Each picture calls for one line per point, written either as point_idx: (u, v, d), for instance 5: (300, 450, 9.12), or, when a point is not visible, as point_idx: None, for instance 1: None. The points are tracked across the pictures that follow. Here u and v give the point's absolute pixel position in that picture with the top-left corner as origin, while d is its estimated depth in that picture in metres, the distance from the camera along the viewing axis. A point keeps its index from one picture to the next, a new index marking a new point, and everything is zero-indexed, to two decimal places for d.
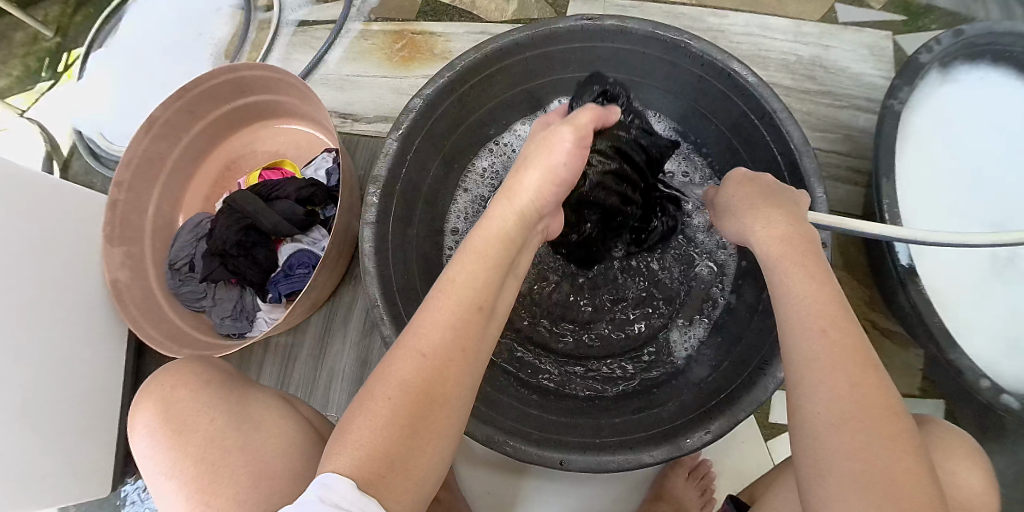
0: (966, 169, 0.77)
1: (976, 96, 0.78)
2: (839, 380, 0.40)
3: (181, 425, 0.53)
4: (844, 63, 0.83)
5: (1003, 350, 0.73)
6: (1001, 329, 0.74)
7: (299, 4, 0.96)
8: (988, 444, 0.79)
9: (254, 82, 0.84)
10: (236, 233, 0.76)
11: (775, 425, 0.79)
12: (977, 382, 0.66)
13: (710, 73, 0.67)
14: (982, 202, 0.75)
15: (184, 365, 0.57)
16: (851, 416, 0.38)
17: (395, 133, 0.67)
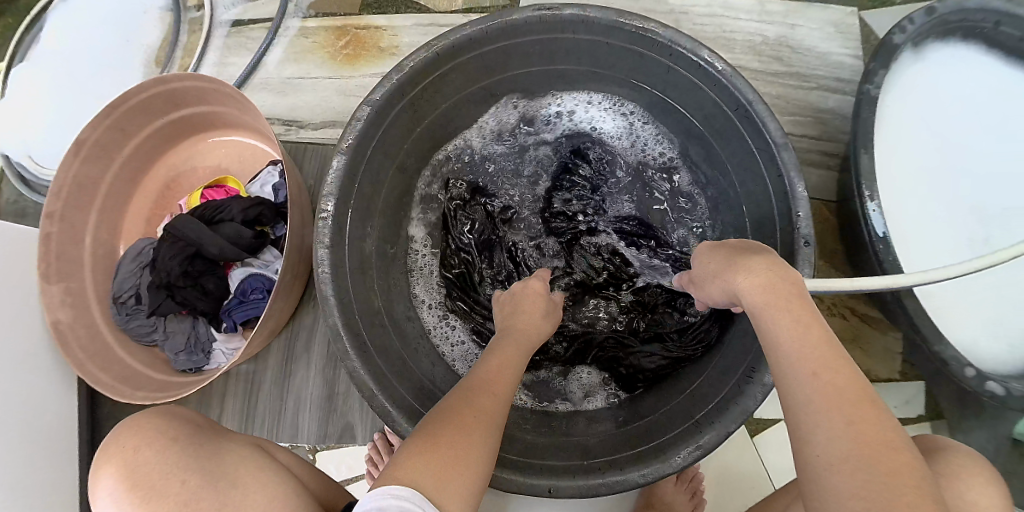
0: (945, 148, 0.74)
1: (948, 73, 0.76)
2: (833, 419, 0.38)
3: (148, 485, 0.44)
4: (812, 42, 0.80)
5: (984, 332, 0.72)
6: (982, 311, 0.73)
7: (232, 3, 0.89)
8: (967, 422, 0.79)
9: (186, 93, 0.77)
10: (180, 263, 0.71)
11: (759, 419, 0.77)
12: (961, 371, 0.65)
13: (681, 63, 0.61)
14: (955, 184, 0.73)
15: (143, 420, 0.48)
16: (849, 455, 0.36)
17: (341, 147, 0.59)
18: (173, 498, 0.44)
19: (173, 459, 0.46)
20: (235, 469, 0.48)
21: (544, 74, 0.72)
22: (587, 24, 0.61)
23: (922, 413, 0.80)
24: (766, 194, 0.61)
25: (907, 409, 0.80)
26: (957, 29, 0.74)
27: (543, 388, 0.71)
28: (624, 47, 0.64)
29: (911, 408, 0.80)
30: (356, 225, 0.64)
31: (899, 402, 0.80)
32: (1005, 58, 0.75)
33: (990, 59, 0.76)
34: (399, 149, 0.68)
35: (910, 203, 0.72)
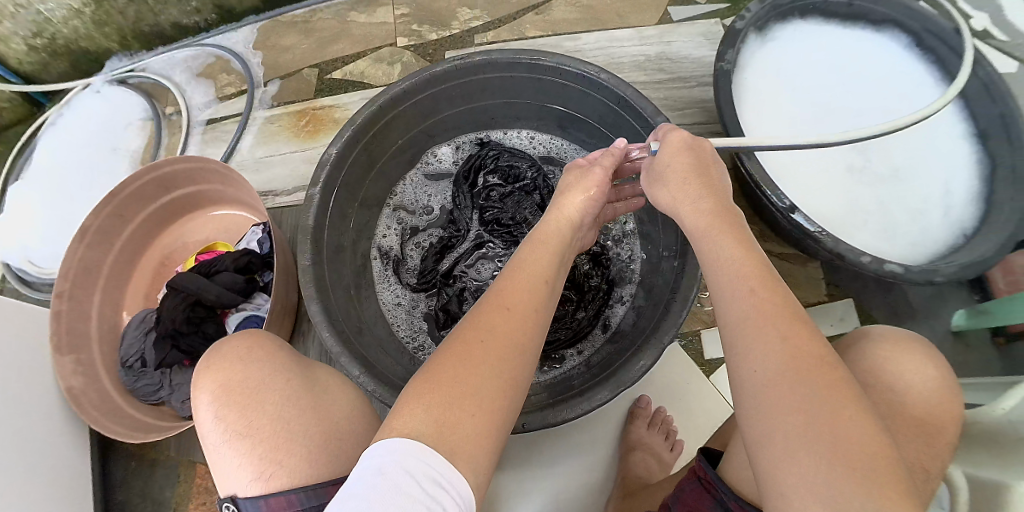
0: (807, 97, 0.94)
1: (798, 44, 0.97)
2: (772, 342, 0.42)
3: (247, 388, 0.53)
4: (686, 52, 0.99)
5: (884, 240, 0.95)
6: (878, 221, 0.96)
7: (205, 105, 1.05)
8: (901, 327, 0.93)
9: (177, 176, 0.89)
10: (184, 311, 0.80)
11: (710, 361, 0.87)
12: (860, 260, 0.79)
13: (570, 78, 0.78)
14: (824, 121, 0.92)
15: (254, 336, 0.58)
16: (783, 374, 0.40)
17: (315, 184, 0.72)
18: (273, 395, 0.53)
19: (276, 365, 0.55)
20: (327, 385, 0.57)
21: (468, 112, 0.88)
22: (495, 64, 0.78)
23: (858, 326, 0.92)
24: None
25: (844, 325, 0.92)
26: (794, 11, 0.96)
27: None
28: (525, 77, 0.81)
29: (849, 322, 0.93)
30: (329, 252, 0.75)
31: (834, 320, 0.93)
32: (842, 23, 0.98)
33: (831, 27, 0.98)
34: (360, 187, 0.81)
35: (790, 141, 0.89)
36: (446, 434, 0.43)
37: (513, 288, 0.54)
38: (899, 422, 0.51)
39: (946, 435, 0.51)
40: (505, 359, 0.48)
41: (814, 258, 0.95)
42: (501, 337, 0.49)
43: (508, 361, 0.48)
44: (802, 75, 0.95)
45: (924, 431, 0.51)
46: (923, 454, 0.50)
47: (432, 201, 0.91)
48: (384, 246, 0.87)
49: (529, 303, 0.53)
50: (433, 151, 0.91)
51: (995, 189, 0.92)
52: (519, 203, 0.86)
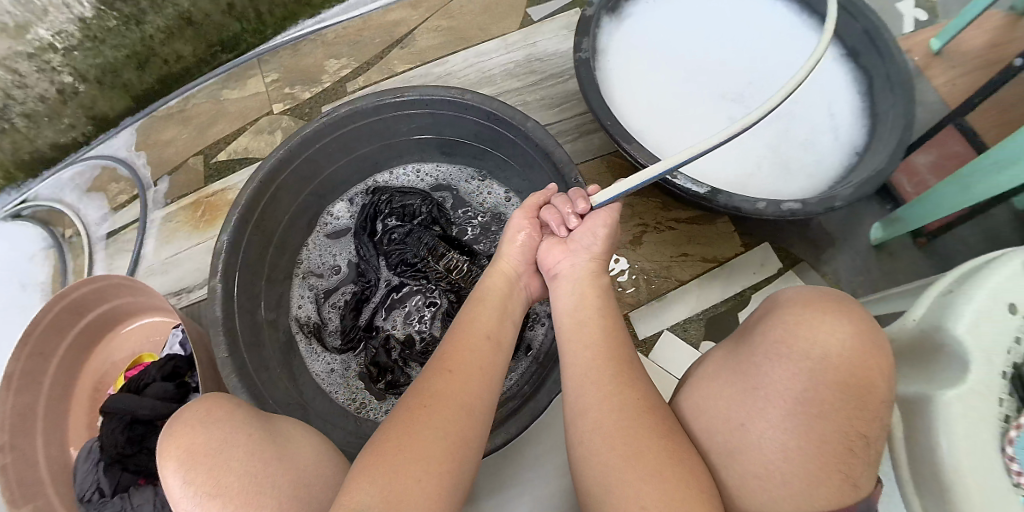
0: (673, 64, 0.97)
1: (653, 16, 1.00)
2: (624, 407, 0.55)
3: (210, 450, 0.52)
4: (551, 49, 1.02)
5: (779, 181, 0.98)
6: (768, 163, 1.00)
7: (101, 219, 1.04)
8: (824, 255, 0.99)
9: (88, 298, 0.89)
10: (122, 433, 0.80)
11: (647, 340, 0.90)
12: (758, 208, 0.83)
13: (436, 106, 0.79)
14: (693, 85, 0.96)
15: (213, 397, 0.57)
16: (615, 434, 0.53)
17: (215, 277, 0.71)
18: (237, 454, 0.52)
19: (237, 424, 0.54)
20: (291, 443, 0.56)
21: (353, 161, 0.88)
22: (360, 113, 0.79)
23: (780, 266, 0.97)
24: (539, 165, 0.79)
25: (767, 268, 0.96)
26: None
27: None
28: (394, 115, 0.81)
29: (770, 267, 0.96)
30: (246, 339, 0.73)
31: (756, 268, 0.96)
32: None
33: None
34: (261, 266, 0.80)
35: (665, 113, 0.93)
36: (395, 503, 0.45)
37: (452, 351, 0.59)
38: (818, 395, 0.50)
39: (881, 392, 0.51)
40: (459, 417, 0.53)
41: (720, 214, 0.98)
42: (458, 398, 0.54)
43: (452, 422, 0.52)
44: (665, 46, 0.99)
45: (846, 392, 0.50)
46: (850, 418, 0.50)
47: (337, 260, 0.90)
48: (302, 317, 0.86)
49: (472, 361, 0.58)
50: (327, 211, 0.91)
51: (877, 102, 1.01)
52: (421, 237, 0.87)
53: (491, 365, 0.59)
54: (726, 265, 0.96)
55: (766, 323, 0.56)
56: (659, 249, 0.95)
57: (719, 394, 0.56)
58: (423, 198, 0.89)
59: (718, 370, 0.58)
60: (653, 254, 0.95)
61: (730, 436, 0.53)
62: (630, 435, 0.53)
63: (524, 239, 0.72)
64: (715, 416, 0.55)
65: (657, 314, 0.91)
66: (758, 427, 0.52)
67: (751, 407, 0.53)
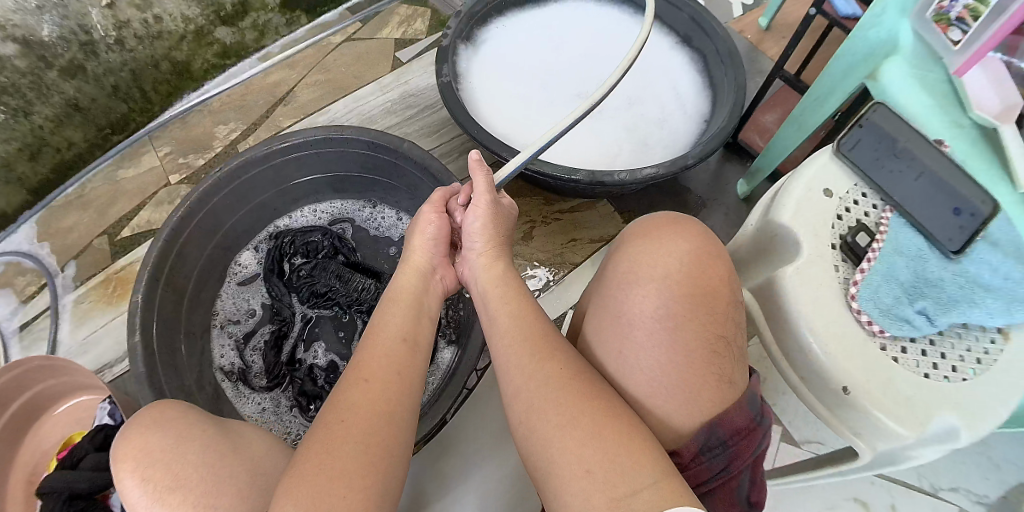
0: (529, 79, 1.12)
1: (506, 39, 1.15)
2: (565, 401, 0.58)
3: (176, 451, 0.55)
4: (423, 83, 1.14)
5: (641, 157, 1.14)
6: (629, 144, 1.15)
7: (10, 315, 1.04)
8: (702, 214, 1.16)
9: (8, 388, 0.89)
10: (62, 508, 0.81)
11: (555, 321, 1.01)
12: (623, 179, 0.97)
13: (320, 144, 0.88)
14: (549, 94, 1.10)
15: (162, 405, 0.61)
16: (562, 425, 0.57)
17: (134, 333, 0.75)
18: (200, 454, 0.56)
19: (195, 433, 0.58)
20: (250, 445, 0.61)
21: (254, 210, 0.95)
22: (252, 162, 0.86)
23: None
24: (422, 182, 0.89)
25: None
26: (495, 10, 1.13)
27: None
28: (283, 160, 0.89)
29: None
30: (174, 388, 0.78)
31: None
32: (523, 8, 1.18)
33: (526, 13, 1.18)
34: (179, 320, 0.85)
35: (530, 120, 1.06)
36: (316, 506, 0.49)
37: (371, 360, 0.63)
38: (670, 309, 0.61)
39: (721, 292, 0.62)
40: (373, 424, 0.56)
41: (599, 199, 1.12)
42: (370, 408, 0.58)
43: (374, 426, 0.57)
44: (516, 61, 1.13)
45: (695, 301, 0.61)
46: (699, 323, 0.60)
47: (252, 306, 0.96)
48: (225, 365, 0.91)
49: (387, 371, 0.62)
50: (235, 261, 0.97)
51: (712, 72, 1.18)
52: (328, 267, 0.93)
53: (414, 342, 0.67)
54: (611, 241, 1.09)
55: (618, 261, 0.67)
56: (551, 240, 1.08)
57: (602, 331, 0.65)
58: (324, 232, 0.97)
59: (597, 319, 0.66)
60: (544, 244, 1.07)
61: (620, 362, 0.62)
62: (566, 404, 0.58)
63: (434, 234, 0.77)
64: (613, 366, 0.63)
65: (560, 296, 1.03)
66: (636, 356, 0.61)
67: (629, 336, 0.61)
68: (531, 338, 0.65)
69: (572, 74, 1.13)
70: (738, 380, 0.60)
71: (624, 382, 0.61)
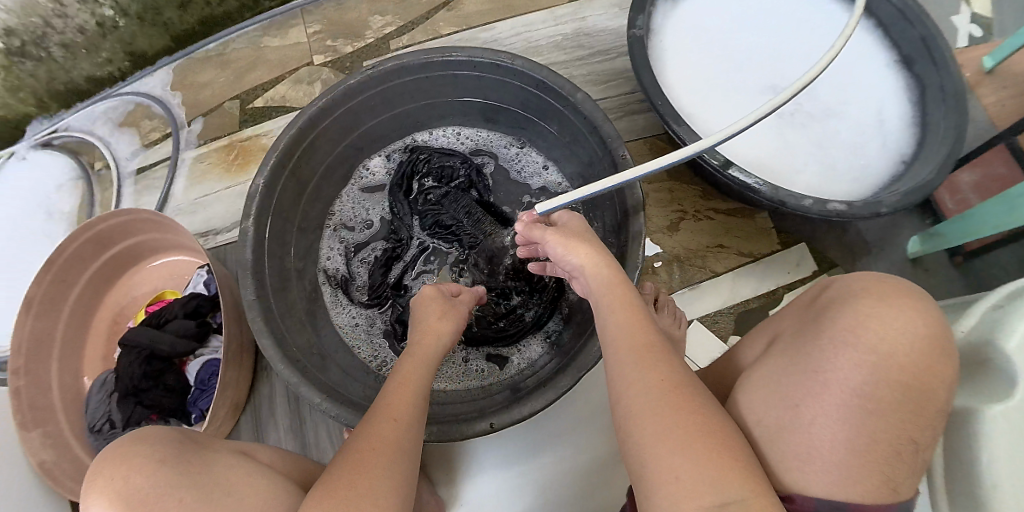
0: (727, 52, 0.93)
1: (710, 2, 0.96)
2: (655, 393, 0.49)
3: (136, 492, 0.45)
4: (603, 23, 0.99)
5: (824, 181, 0.95)
6: (815, 161, 0.96)
7: (131, 155, 1.03)
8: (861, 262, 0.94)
9: (112, 232, 0.88)
10: (140, 366, 0.79)
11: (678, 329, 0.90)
12: (804, 205, 0.80)
13: (485, 69, 0.77)
14: (747, 77, 0.91)
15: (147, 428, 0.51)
16: (651, 411, 0.47)
17: (246, 220, 0.71)
18: (169, 492, 0.45)
19: (162, 460, 0.47)
20: (227, 477, 0.49)
21: (393, 118, 0.86)
22: (406, 69, 0.77)
23: (817, 268, 0.93)
24: (587, 141, 0.77)
25: (802, 268, 0.93)
26: None
27: (483, 368, 0.81)
28: (439, 74, 0.79)
29: (806, 267, 0.93)
30: (273, 283, 0.74)
31: (792, 267, 0.93)
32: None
33: None
34: (294, 214, 0.80)
35: (716, 102, 0.89)
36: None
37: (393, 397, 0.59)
38: (877, 390, 0.47)
39: (937, 401, 0.48)
40: (402, 436, 0.54)
41: (761, 209, 0.95)
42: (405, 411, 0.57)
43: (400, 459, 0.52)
44: (721, 28, 0.94)
45: (907, 394, 0.47)
46: (902, 419, 0.47)
47: (369, 215, 0.90)
48: (330, 269, 0.86)
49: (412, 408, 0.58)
50: (363, 164, 0.89)
51: (930, 112, 0.94)
52: (464, 201, 0.87)
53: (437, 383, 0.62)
54: (758, 262, 0.93)
55: (834, 309, 0.53)
56: (698, 240, 0.93)
57: (775, 376, 0.52)
58: (463, 160, 0.89)
59: (774, 360, 0.54)
60: (687, 241, 0.93)
61: (786, 415, 0.49)
62: (665, 403, 0.47)
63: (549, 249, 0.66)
64: (764, 409, 0.51)
65: (691, 303, 0.90)
66: (815, 420, 0.48)
67: (813, 392, 0.48)
68: (639, 349, 0.53)
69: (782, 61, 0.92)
70: (904, 495, 0.46)
71: (779, 435, 0.49)
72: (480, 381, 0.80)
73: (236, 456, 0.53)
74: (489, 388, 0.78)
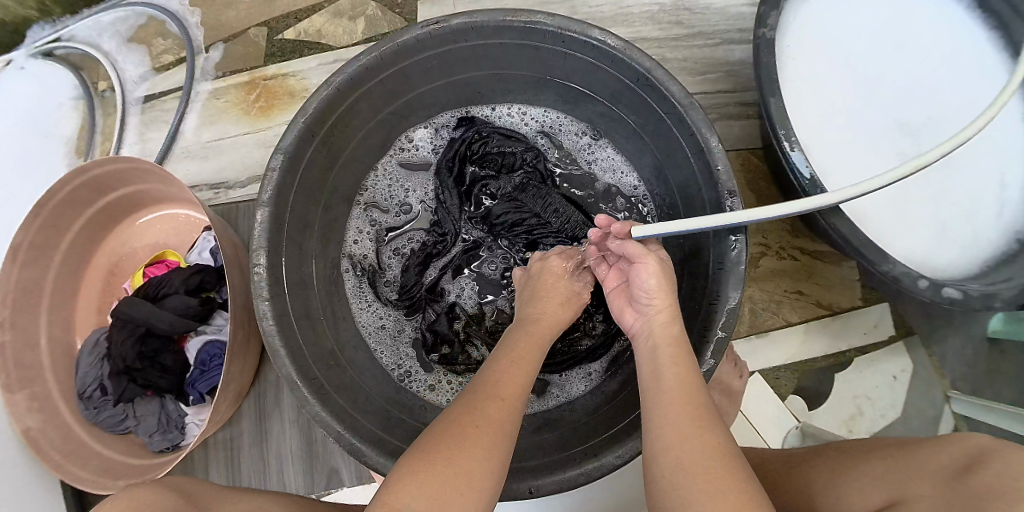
0: (856, 65, 0.72)
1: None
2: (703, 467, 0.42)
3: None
4: (707, 0, 0.78)
5: (936, 244, 0.70)
6: (934, 216, 0.71)
7: (140, 79, 0.90)
8: (939, 330, 0.76)
9: (110, 178, 0.77)
10: (134, 345, 0.71)
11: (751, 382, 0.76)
12: (915, 285, 0.63)
13: (575, 46, 0.62)
14: (878, 103, 0.71)
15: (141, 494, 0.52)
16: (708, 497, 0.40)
17: (263, 199, 0.59)
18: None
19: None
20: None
21: (450, 85, 0.72)
22: (475, 30, 0.62)
23: (892, 334, 0.77)
24: (684, 155, 0.63)
25: (877, 332, 0.77)
26: None
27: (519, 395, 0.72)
28: (517, 43, 0.64)
29: (882, 331, 0.77)
30: (291, 274, 0.64)
31: (867, 328, 0.76)
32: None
33: None
34: (322, 190, 0.68)
35: (833, 128, 0.71)
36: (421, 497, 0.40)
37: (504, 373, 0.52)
38: None
39: None
40: (501, 433, 0.46)
41: (850, 257, 0.77)
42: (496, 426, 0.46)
43: (503, 438, 0.46)
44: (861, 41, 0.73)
45: None
46: None
47: (406, 197, 0.78)
48: (354, 256, 0.75)
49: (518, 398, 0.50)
50: (406, 135, 0.77)
51: None
52: (543, 195, 0.75)
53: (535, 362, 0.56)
54: (835, 316, 0.77)
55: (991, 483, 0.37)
56: (765, 282, 0.77)
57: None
58: (525, 147, 0.77)
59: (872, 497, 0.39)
60: (765, 282, 0.77)
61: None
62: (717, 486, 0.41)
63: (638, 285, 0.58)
64: None
65: (753, 353, 0.76)
66: None
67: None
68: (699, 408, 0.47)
69: (924, 91, 0.71)
70: None
71: None
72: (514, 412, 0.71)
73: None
74: (526, 424, 0.68)
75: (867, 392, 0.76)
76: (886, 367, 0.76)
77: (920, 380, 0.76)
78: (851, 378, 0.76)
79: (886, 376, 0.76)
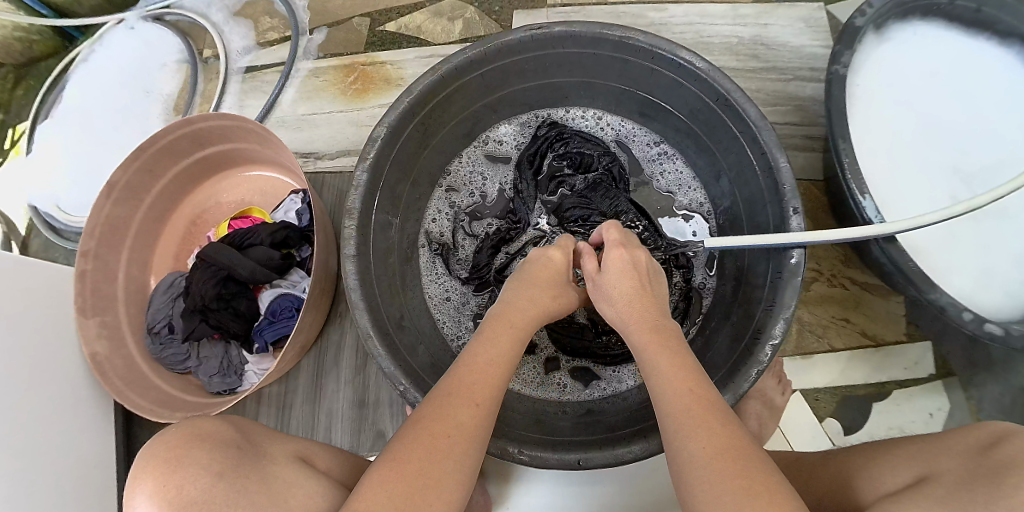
0: (914, 112, 0.80)
1: (912, 49, 0.82)
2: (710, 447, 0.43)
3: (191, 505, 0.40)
4: (784, 38, 0.87)
5: (979, 284, 0.76)
6: (979, 260, 0.76)
7: (244, 50, 0.96)
8: (978, 376, 0.79)
9: (211, 133, 0.82)
10: (214, 286, 0.75)
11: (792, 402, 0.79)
12: (959, 316, 0.67)
13: (662, 63, 0.67)
14: (932, 149, 0.79)
15: (202, 426, 0.46)
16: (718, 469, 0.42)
17: (363, 164, 0.63)
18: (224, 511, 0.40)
19: (218, 469, 0.42)
20: (285, 489, 0.44)
21: (540, 85, 0.77)
22: (576, 39, 0.67)
23: (931, 373, 0.80)
24: (753, 173, 0.66)
25: (918, 369, 0.80)
26: (915, 10, 0.81)
27: (568, 381, 0.75)
28: (609, 55, 0.69)
29: (921, 369, 0.80)
30: (375, 237, 0.67)
31: (907, 364, 0.80)
32: (965, 30, 0.82)
33: (952, 33, 0.82)
34: (412, 166, 0.72)
35: (889, 168, 0.78)
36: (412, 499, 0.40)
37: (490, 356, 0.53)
38: None
39: None
40: (477, 433, 0.47)
41: (898, 292, 0.81)
42: (498, 364, 0.52)
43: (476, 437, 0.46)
44: (928, 88, 0.81)
45: None
46: None
47: (484, 185, 0.83)
48: (433, 231, 0.80)
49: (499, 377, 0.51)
50: (492, 129, 0.82)
51: None
52: (611, 196, 0.81)
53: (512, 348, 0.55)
54: (880, 348, 0.81)
55: None
56: (815, 305, 0.82)
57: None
58: (599, 152, 0.82)
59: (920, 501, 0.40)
60: (815, 306, 0.82)
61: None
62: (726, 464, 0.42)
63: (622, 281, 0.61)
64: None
65: (801, 374, 0.80)
66: None
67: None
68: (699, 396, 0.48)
69: (976, 142, 0.78)
70: None
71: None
72: (563, 396, 0.74)
73: (297, 462, 0.48)
74: (577, 409, 0.71)
75: (902, 426, 0.78)
76: (923, 404, 0.79)
77: (956, 422, 0.78)
78: (890, 410, 0.79)
79: (923, 412, 0.78)
